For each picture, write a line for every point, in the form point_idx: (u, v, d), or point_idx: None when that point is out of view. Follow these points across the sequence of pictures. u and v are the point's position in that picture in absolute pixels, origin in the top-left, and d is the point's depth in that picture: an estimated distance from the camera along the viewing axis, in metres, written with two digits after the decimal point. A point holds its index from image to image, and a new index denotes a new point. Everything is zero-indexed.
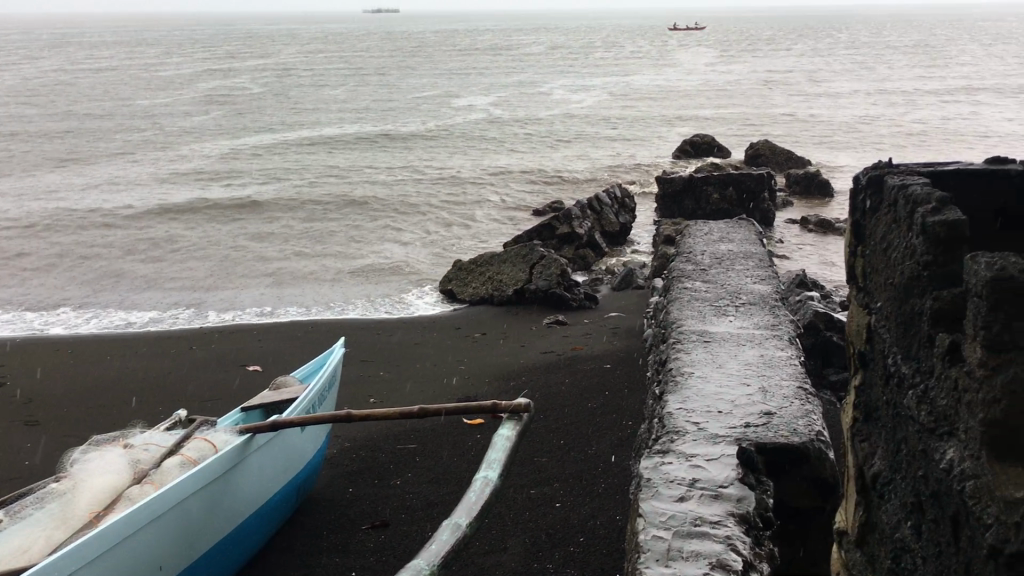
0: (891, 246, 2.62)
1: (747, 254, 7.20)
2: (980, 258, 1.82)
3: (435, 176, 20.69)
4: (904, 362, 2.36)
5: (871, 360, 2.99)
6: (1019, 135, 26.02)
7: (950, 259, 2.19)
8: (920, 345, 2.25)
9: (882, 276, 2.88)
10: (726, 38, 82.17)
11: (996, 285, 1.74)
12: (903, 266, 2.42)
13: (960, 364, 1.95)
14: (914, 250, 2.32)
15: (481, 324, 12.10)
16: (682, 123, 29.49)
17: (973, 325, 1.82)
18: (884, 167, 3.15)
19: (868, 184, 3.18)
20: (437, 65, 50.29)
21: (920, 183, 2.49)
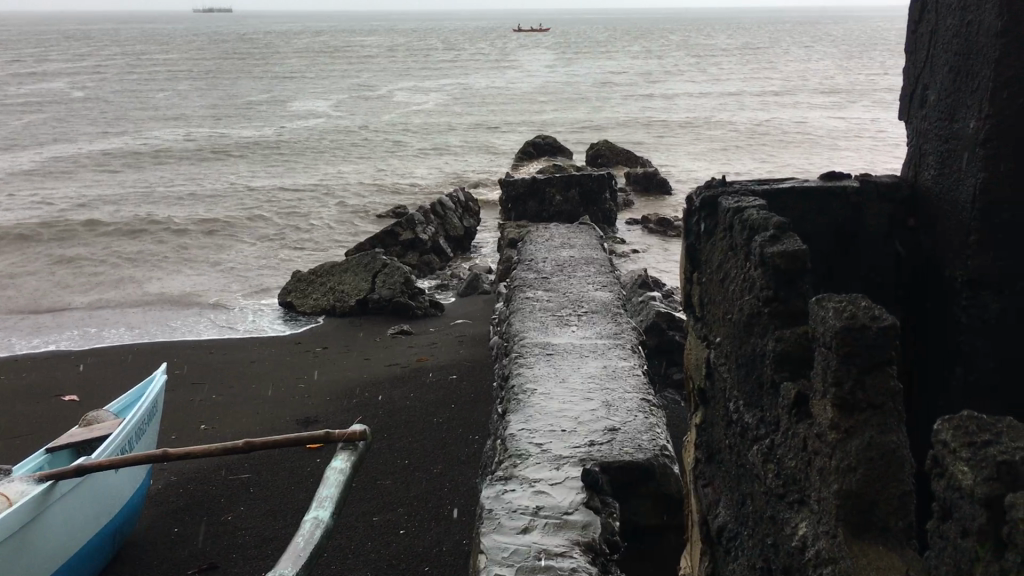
0: (729, 275, 2.84)
1: (589, 260, 7.11)
2: (828, 306, 2.01)
3: (274, 186, 20.02)
4: (744, 411, 2.57)
5: (712, 398, 3.14)
6: (837, 133, 27.57)
7: (789, 291, 2.40)
8: (761, 393, 2.45)
9: (718, 310, 3.02)
10: (566, 39, 83.70)
11: (845, 336, 1.90)
12: (743, 300, 2.62)
13: (807, 421, 2.13)
14: (753, 285, 2.53)
15: (324, 337, 11.68)
16: (525, 125, 29.72)
17: (823, 384, 1.98)
18: (717, 187, 3.21)
19: (700, 206, 3.23)
20: (276, 67, 48.88)
21: (754, 207, 2.77)
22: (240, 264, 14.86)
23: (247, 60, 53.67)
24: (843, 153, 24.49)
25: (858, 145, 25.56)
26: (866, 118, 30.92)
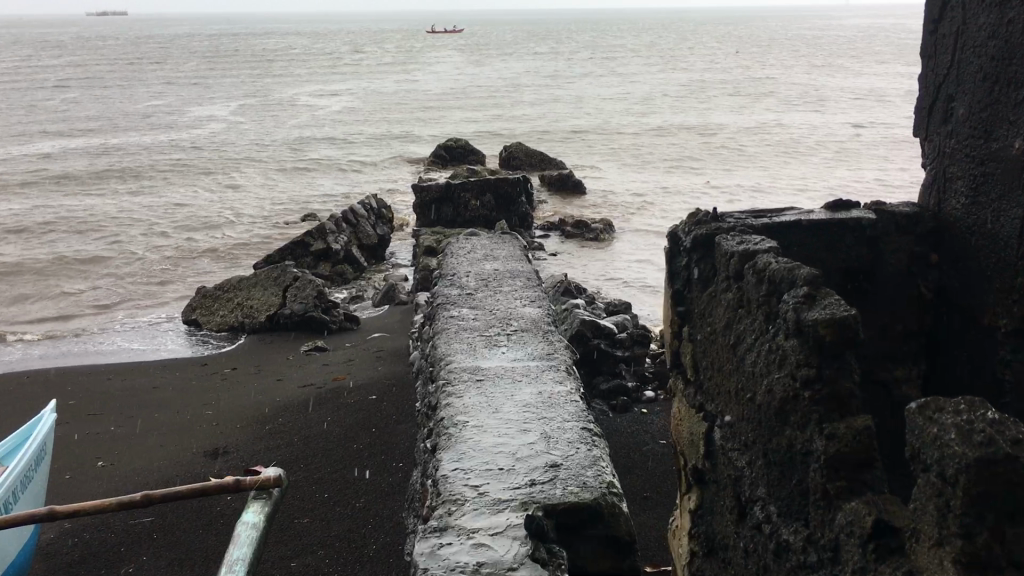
0: (743, 341, 2.81)
1: (514, 273, 6.79)
2: (935, 416, 1.87)
3: (175, 199, 19.21)
4: (788, 524, 2.52)
5: (713, 478, 3.16)
6: (744, 133, 27.94)
7: (830, 365, 2.39)
8: (809, 501, 2.41)
9: (725, 375, 2.99)
10: (472, 40, 83.52)
11: (978, 479, 1.73)
12: (769, 373, 2.61)
13: (892, 559, 2.02)
14: (785, 359, 2.51)
15: (234, 358, 11.08)
16: (435, 129, 29.32)
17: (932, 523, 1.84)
18: (712, 229, 3.26)
19: (695, 246, 3.29)
20: (174, 71, 47.38)
21: (768, 256, 2.78)
22: (141, 284, 14.14)
23: (144, 64, 51.92)
24: (751, 153, 24.82)
25: (766, 144, 25.94)
26: (772, 117, 31.47)
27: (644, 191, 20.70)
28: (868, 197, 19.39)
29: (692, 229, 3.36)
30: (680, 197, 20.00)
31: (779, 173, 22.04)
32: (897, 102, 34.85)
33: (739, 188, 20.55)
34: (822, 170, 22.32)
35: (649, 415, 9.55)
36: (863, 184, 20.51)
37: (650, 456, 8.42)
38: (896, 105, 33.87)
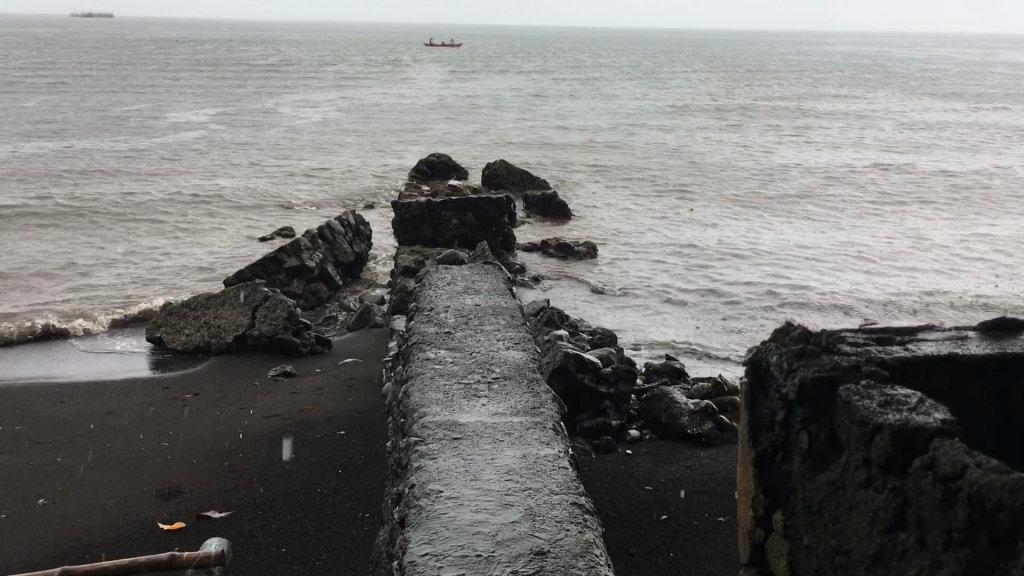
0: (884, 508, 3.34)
1: (499, 310, 6.25)
2: None
3: (144, 208, 18.54)
4: None
5: None
6: (733, 157, 27.51)
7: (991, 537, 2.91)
8: None
9: (850, 534, 3.54)
10: (457, 54, 83.21)
11: None
12: (924, 538, 3.14)
13: None
14: (943, 529, 3.05)
15: (198, 381, 10.47)
16: (417, 142, 28.72)
17: None
18: (831, 376, 3.83)
19: (812, 396, 3.85)
20: (153, 76, 46.63)
21: (922, 426, 3.33)
22: (102, 298, 13.48)
23: (123, 68, 51.18)
24: (739, 177, 24.37)
25: (754, 169, 25.52)
26: (759, 142, 31.11)
27: (629, 215, 20.20)
28: (859, 228, 18.98)
29: (801, 377, 3.96)
30: (668, 222, 19.50)
31: (767, 200, 21.61)
32: (885, 131, 34.56)
33: (727, 215, 20.10)
34: (811, 197, 21.91)
35: (635, 456, 9.08)
36: (853, 215, 20.10)
37: (635, 503, 7.94)
38: (884, 134, 33.59)
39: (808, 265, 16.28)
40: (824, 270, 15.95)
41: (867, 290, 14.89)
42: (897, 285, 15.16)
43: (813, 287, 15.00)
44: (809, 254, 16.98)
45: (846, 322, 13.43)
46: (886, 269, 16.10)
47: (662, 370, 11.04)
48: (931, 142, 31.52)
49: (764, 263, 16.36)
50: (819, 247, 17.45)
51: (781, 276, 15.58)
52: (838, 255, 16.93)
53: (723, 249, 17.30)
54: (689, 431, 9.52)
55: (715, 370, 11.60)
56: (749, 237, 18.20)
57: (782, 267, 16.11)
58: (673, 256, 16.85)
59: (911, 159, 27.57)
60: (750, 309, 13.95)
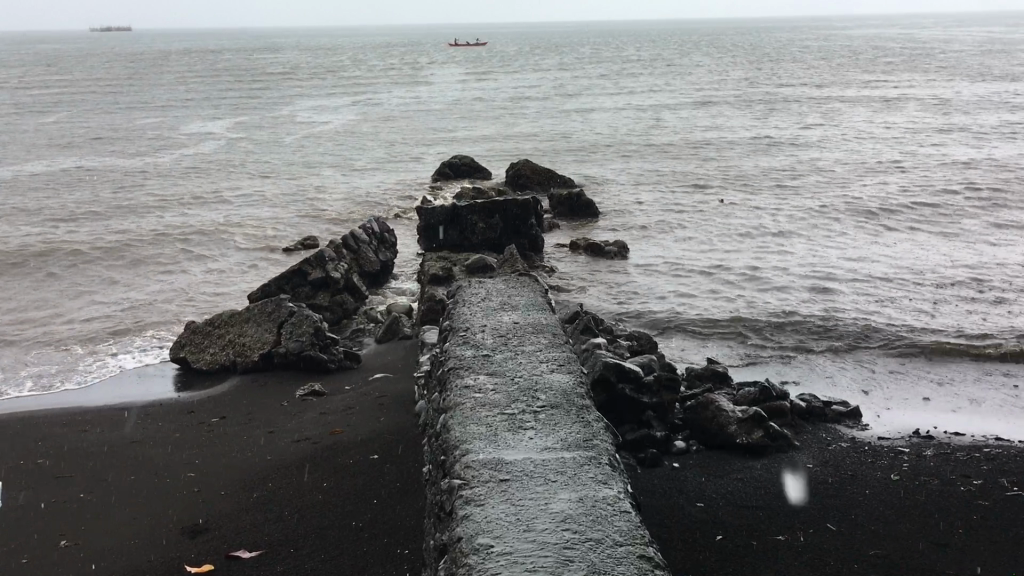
0: None
1: (539, 327, 5.84)
2: None
3: (166, 223, 18.27)
4: None
5: None
6: (758, 147, 26.96)
7: None
8: None
9: None
10: (473, 53, 82.99)
11: None
12: None
13: None
14: None
15: (224, 403, 10.15)
16: (439, 144, 28.35)
17: None
18: None
19: None
20: (172, 88, 46.64)
21: None
22: (124, 320, 13.18)
23: (141, 81, 51.31)
24: (769, 167, 23.80)
25: (784, 158, 24.92)
26: (786, 129, 30.47)
27: (659, 211, 19.71)
28: (898, 216, 18.37)
29: None
30: (697, 217, 19.03)
31: (800, 190, 21.04)
32: (916, 112, 33.76)
33: (760, 207, 19.56)
34: (845, 185, 21.30)
35: (682, 470, 8.63)
36: (891, 202, 19.48)
37: (687, 524, 7.49)
38: (914, 116, 32.83)
39: (848, 257, 15.74)
40: (865, 262, 15.39)
41: (912, 282, 14.33)
42: (943, 276, 14.59)
43: (853, 280, 14.50)
44: (849, 246, 16.42)
45: (892, 317, 12.89)
46: (927, 258, 15.55)
47: (705, 375, 10.57)
48: (964, 123, 30.73)
49: (802, 257, 15.83)
50: (858, 238, 16.88)
51: (821, 270, 15.05)
52: (879, 245, 16.36)
53: (759, 244, 16.78)
54: (738, 441, 9.05)
55: (759, 373, 11.12)
56: (784, 229, 17.66)
57: (821, 260, 15.56)
58: (705, 253, 16.39)
59: (945, 141, 26.86)
60: (791, 306, 13.45)
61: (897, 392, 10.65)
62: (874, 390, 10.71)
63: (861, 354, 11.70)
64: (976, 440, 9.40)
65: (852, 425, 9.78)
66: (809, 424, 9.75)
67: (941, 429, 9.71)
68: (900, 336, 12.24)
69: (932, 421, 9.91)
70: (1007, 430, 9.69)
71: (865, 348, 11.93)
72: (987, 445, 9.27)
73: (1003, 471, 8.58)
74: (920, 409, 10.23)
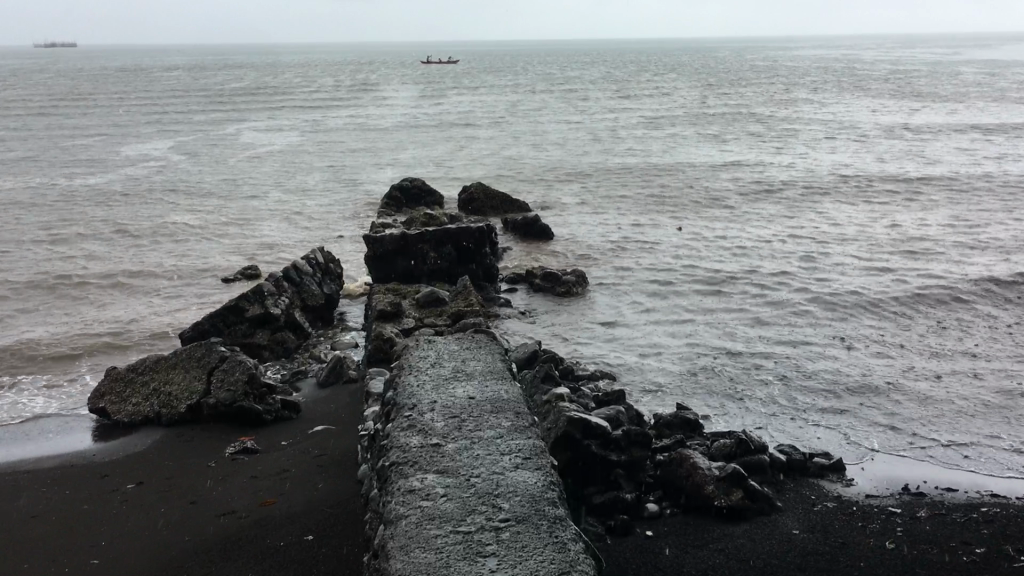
0: None
1: (499, 403, 4.92)
2: None
3: (95, 254, 17.05)
4: None
5: None
6: (717, 168, 26.45)
7: None
8: None
9: None
10: (424, 71, 82.61)
11: None
12: None
13: None
14: None
15: (146, 462, 9.10)
16: (389, 165, 27.38)
17: None
18: None
19: None
20: (112, 106, 45.22)
21: None
22: (39, 366, 11.98)
23: (81, 99, 49.72)
24: (729, 188, 23.17)
25: (744, 180, 24.36)
26: (743, 151, 30.05)
27: (619, 235, 18.95)
28: (864, 241, 17.79)
29: None
30: (658, 242, 18.31)
31: (761, 213, 20.47)
32: (871, 133, 33.60)
33: (722, 232, 18.88)
34: (806, 209, 20.80)
35: (656, 539, 7.77)
36: (854, 227, 18.95)
37: None
38: (869, 137, 32.60)
39: (815, 285, 15.06)
40: (835, 291, 14.72)
41: (884, 313, 13.67)
42: (917, 305, 13.97)
43: (823, 311, 13.82)
44: (817, 272, 15.75)
45: (869, 353, 12.16)
46: (897, 285, 14.93)
47: (675, 424, 9.71)
48: (919, 144, 30.53)
49: (769, 286, 15.11)
50: (825, 264, 16.22)
51: (790, 301, 14.32)
52: (846, 271, 15.71)
53: (724, 272, 16.04)
54: (716, 503, 8.20)
55: (733, 421, 10.29)
56: (748, 256, 16.96)
57: (788, 290, 14.89)
58: (669, 282, 15.62)
59: (902, 163, 26.53)
60: (761, 341, 12.70)
61: (880, 438, 9.91)
62: (856, 436, 9.95)
63: (839, 395, 10.94)
64: (972, 497, 8.68)
65: (837, 481, 9.00)
66: (790, 480, 8.93)
67: (932, 483, 8.98)
68: (878, 373, 11.53)
69: (922, 474, 9.17)
70: (1001, 483, 8.99)
71: (841, 386, 11.19)
72: (983, 503, 8.55)
73: (1006, 538, 7.87)
74: (907, 458, 9.49)
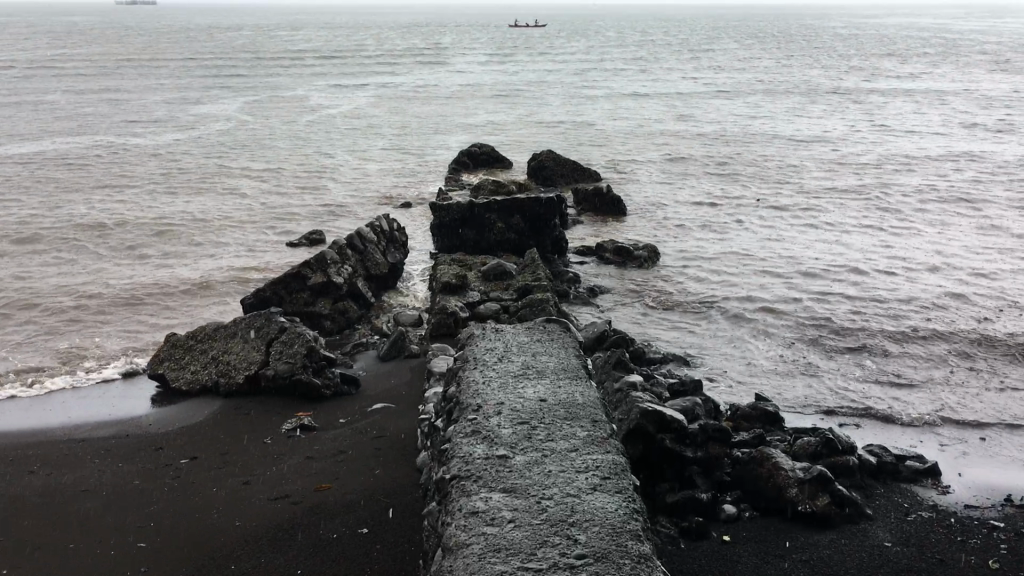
0: None
1: (574, 407, 4.40)
2: None
3: (158, 215, 16.89)
4: None
5: None
6: (795, 141, 25.42)
7: None
8: None
9: None
10: (492, 35, 82.05)
11: None
12: None
13: None
14: None
15: (201, 435, 8.83)
16: (456, 130, 26.88)
17: None
18: None
19: None
20: (184, 65, 45.53)
21: None
22: (97, 329, 11.79)
23: (155, 57, 50.13)
24: (808, 164, 22.22)
25: (823, 155, 23.32)
26: (823, 123, 28.88)
27: (692, 209, 18.23)
28: (953, 223, 16.78)
29: None
30: (733, 217, 17.56)
31: (842, 190, 19.52)
32: (960, 107, 32.01)
33: (800, 209, 18.02)
34: (891, 186, 19.78)
35: (734, 545, 7.20)
36: (942, 207, 17.95)
37: None
38: (955, 112, 31.06)
39: (902, 269, 14.21)
40: (922, 277, 13.84)
41: (977, 302, 12.78)
42: (1011, 295, 13.05)
43: (911, 297, 13.03)
44: (903, 256, 14.86)
45: (963, 345, 11.38)
46: (990, 272, 14.04)
47: (754, 416, 9.10)
48: (1010, 120, 28.95)
49: (852, 268, 14.31)
50: (911, 248, 15.29)
51: (874, 286, 13.53)
52: (934, 255, 14.85)
53: (803, 252, 15.23)
54: (800, 508, 7.58)
55: (816, 414, 9.64)
56: (829, 236, 16.11)
57: (872, 273, 14.07)
58: (745, 260, 14.92)
59: (993, 139, 25.17)
60: (843, 328, 11.95)
61: (976, 440, 9.20)
62: (949, 436, 9.24)
63: (929, 391, 10.20)
64: None
65: (931, 487, 8.33)
66: (880, 485, 8.28)
67: None
68: (971, 368, 10.73)
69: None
70: None
71: (934, 381, 10.44)
72: None
73: None
74: (1008, 464, 8.77)
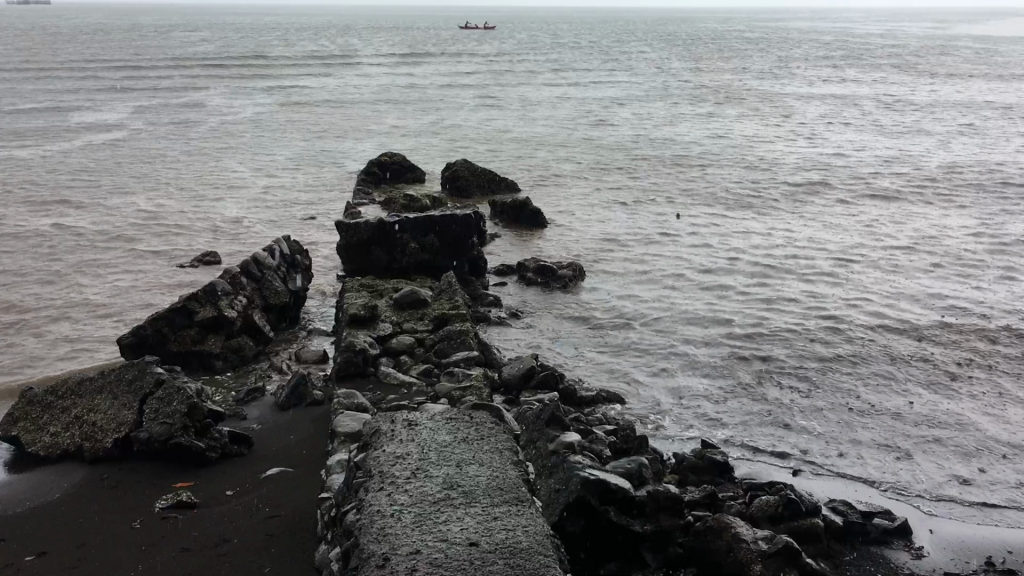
0: None
1: (518, 557, 3.23)
2: None
3: (29, 239, 15.02)
4: None
5: None
6: (715, 147, 24.82)
7: None
8: None
9: None
10: (404, 38, 80.72)
11: None
12: None
13: None
14: None
15: (53, 522, 7.08)
16: (366, 138, 25.50)
17: None
18: None
19: None
20: (74, 70, 42.84)
21: None
22: None
23: (45, 61, 47.29)
24: (733, 172, 21.54)
25: (746, 160, 22.71)
26: (742, 129, 28.41)
27: (617, 221, 17.26)
28: (885, 231, 16.20)
29: None
30: (661, 229, 16.65)
31: (769, 199, 18.84)
32: (874, 112, 32.02)
33: (731, 220, 17.16)
34: (819, 195, 19.21)
35: None
36: (872, 215, 17.38)
37: None
38: (868, 117, 31.10)
39: (841, 283, 13.39)
40: (865, 290, 13.04)
41: (925, 316, 12.02)
42: (959, 308, 12.33)
43: (852, 311, 12.25)
44: (841, 268, 14.08)
45: (914, 363, 10.58)
46: (929, 282, 13.39)
47: (702, 469, 7.98)
48: (925, 124, 28.98)
49: (789, 282, 13.49)
50: (847, 259, 14.54)
51: (813, 300, 12.71)
52: (869, 266, 14.15)
53: (738, 267, 14.31)
54: None
55: (770, 459, 8.54)
56: (762, 248, 15.29)
57: (809, 287, 13.27)
58: (678, 277, 13.97)
59: (914, 145, 24.97)
60: (790, 351, 10.98)
61: (941, 481, 8.19)
62: (915, 479, 8.21)
63: (883, 417, 9.32)
64: None
65: (905, 549, 7.20)
66: (850, 551, 7.10)
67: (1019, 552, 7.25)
68: (927, 391, 9.86)
69: (1002, 537, 7.44)
70: None
71: (889, 406, 9.54)
72: None
73: None
74: (980, 514, 7.75)
